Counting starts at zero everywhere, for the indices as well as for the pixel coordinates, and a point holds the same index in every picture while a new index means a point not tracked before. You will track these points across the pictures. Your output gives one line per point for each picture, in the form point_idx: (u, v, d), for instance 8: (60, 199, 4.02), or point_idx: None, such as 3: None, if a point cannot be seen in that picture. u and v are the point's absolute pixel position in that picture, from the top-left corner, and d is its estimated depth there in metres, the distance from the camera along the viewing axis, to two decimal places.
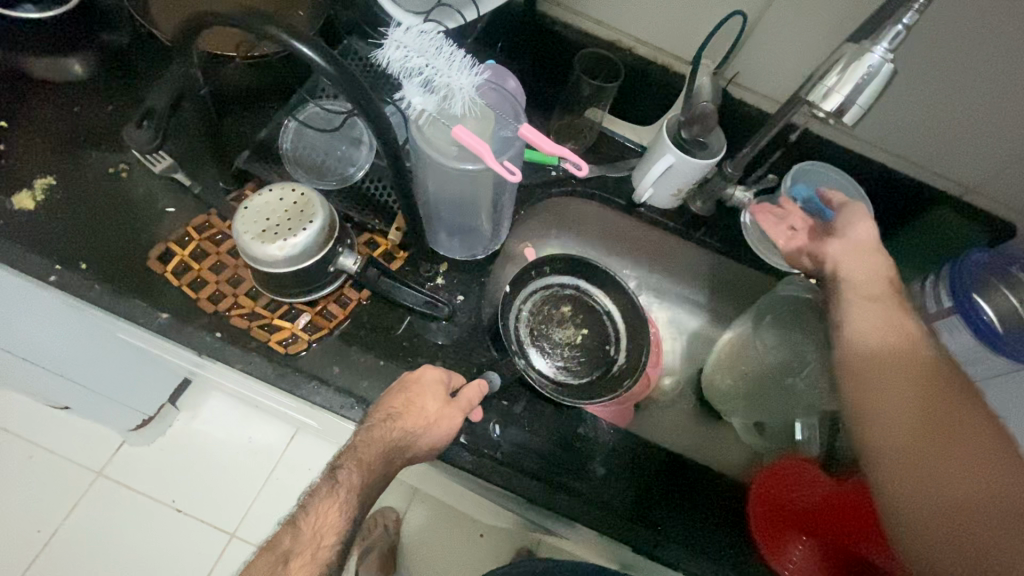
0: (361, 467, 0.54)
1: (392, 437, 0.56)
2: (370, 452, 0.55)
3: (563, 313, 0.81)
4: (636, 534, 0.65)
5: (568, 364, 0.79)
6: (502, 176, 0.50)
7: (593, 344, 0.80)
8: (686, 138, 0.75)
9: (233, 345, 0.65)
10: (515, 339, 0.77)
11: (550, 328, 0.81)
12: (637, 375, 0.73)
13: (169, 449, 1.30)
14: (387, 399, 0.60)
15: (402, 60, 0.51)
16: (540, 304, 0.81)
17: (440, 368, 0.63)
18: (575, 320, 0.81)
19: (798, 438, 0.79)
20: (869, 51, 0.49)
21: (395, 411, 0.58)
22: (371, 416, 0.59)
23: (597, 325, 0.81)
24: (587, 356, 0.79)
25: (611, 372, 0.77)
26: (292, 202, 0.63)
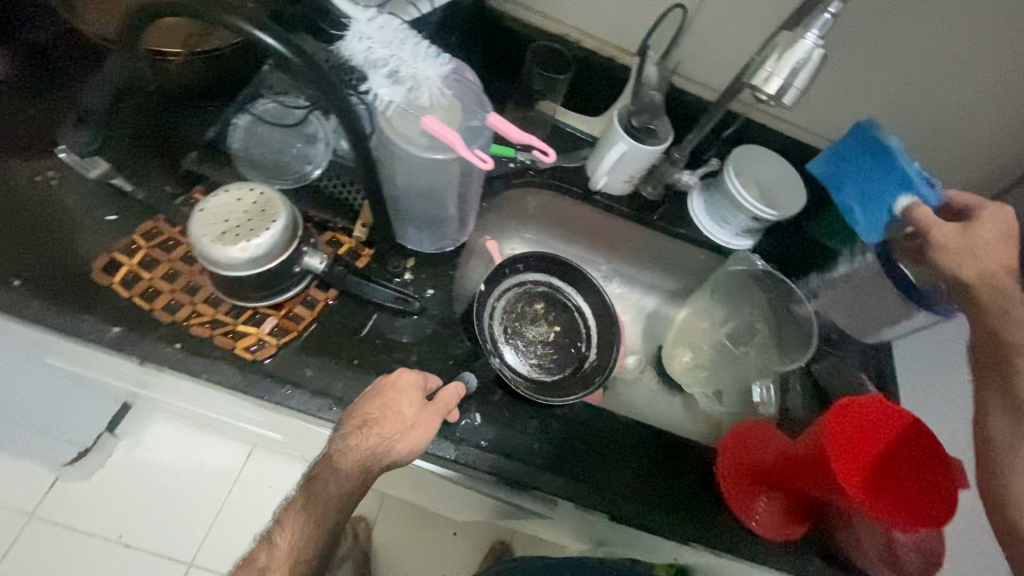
0: (336, 478, 0.56)
1: (370, 443, 0.56)
2: (348, 461, 0.56)
3: (536, 311, 0.82)
4: (618, 504, 0.69)
5: (541, 363, 0.79)
6: (474, 163, 0.51)
7: (564, 341, 0.82)
8: (637, 126, 0.79)
9: (195, 356, 0.62)
10: (490, 334, 0.77)
11: (523, 326, 0.81)
12: (608, 372, 0.76)
13: (112, 481, 1.21)
14: (360, 403, 0.59)
15: (366, 52, 0.52)
16: (514, 302, 0.81)
17: (416, 370, 0.62)
18: (548, 319, 0.82)
19: (756, 400, 0.84)
20: (802, 38, 0.54)
21: (370, 415, 0.57)
22: (346, 422, 0.58)
23: (569, 324, 0.82)
24: (560, 354, 0.81)
25: (582, 370, 0.79)
26: (251, 202, 0.61)
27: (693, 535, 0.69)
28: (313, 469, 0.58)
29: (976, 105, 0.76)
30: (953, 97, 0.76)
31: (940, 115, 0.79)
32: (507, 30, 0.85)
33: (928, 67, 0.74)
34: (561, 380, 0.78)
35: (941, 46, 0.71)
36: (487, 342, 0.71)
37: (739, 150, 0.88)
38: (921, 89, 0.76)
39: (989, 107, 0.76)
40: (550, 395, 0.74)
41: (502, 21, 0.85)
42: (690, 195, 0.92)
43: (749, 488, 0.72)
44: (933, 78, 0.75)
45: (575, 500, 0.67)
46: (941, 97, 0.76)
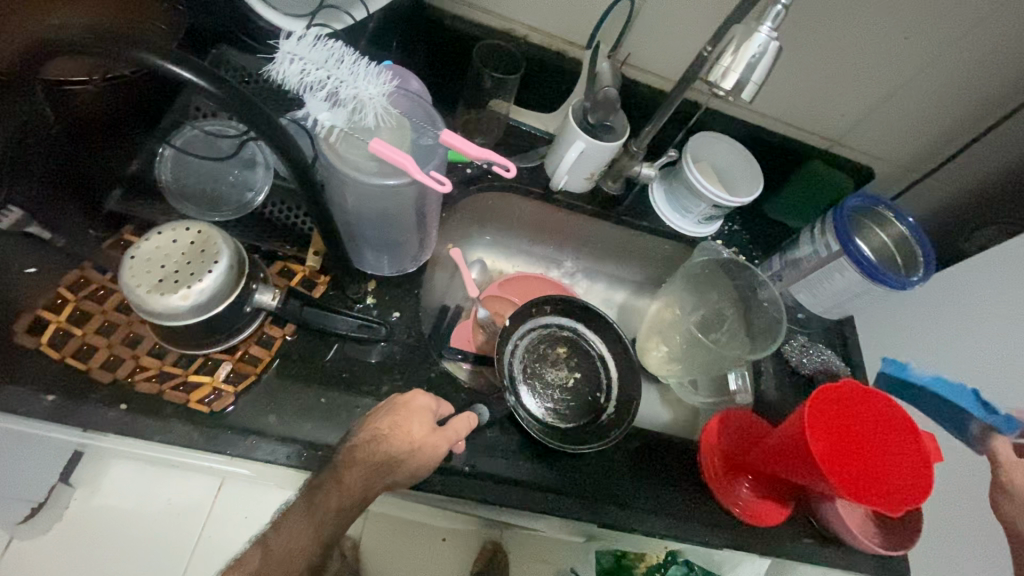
0: (342, 489, 0.54)
1: (375, 458, 0.55)
2: (351, 476, 0.54)
3: (558, 354, 0.79)
4: (610, 512, 0.68)
5: (556, 408, 0.76)
6: (432, 188, 0.48)
7: (583, 389, 0.78)
8: (593, 123, 0.77)
9: (145, 416, 0.57)
10: (510, 373, 0.73)
11: (543, 369, 0.78)
12: (625, 425, 0.71)
13: (71, 534, 1.12)
14: (371, 421, 0.58)
15: (300, 75, 0.47)
16: (537, 342, 0.79)
17: (431, 395, 0.61)
18: (569, 364, 0.79)
19: (734, 388, 0.82)
20: (757, 31, 0.52)
21: (379, 431, 0.56)
22: (354, 437, 0.57)
23: (590, 372, 0.79)
24: (577, 402, 0.77)
25: (599, 421, 0.75)
26: (188, 243, 0.55)
27: (684, 533, 0.70)
28: (316, 478, 0.55)
29: (918, 78, 0.77)
30: (897, 73, 0.77)
31: (885, 90, 0.80)
32: (449, 29, 0.81)
33: (873, 45, 0.75)
34: (574, 429, 0.74)
35: (884, 24, 0.72)
36: (505, 377, 0.69)
37: (694, 138, 0.87)
38: (867, 66, 0.77)
39: (931, 80, 0.77)
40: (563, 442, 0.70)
41: (443, 20, 0.81)
42: (653, 186, 0.91)
43: (735, 471, 0.73)
44: (878, 54, 0.75)
45: (566, 512, 0.66)
46: (885, 73, 0.78)
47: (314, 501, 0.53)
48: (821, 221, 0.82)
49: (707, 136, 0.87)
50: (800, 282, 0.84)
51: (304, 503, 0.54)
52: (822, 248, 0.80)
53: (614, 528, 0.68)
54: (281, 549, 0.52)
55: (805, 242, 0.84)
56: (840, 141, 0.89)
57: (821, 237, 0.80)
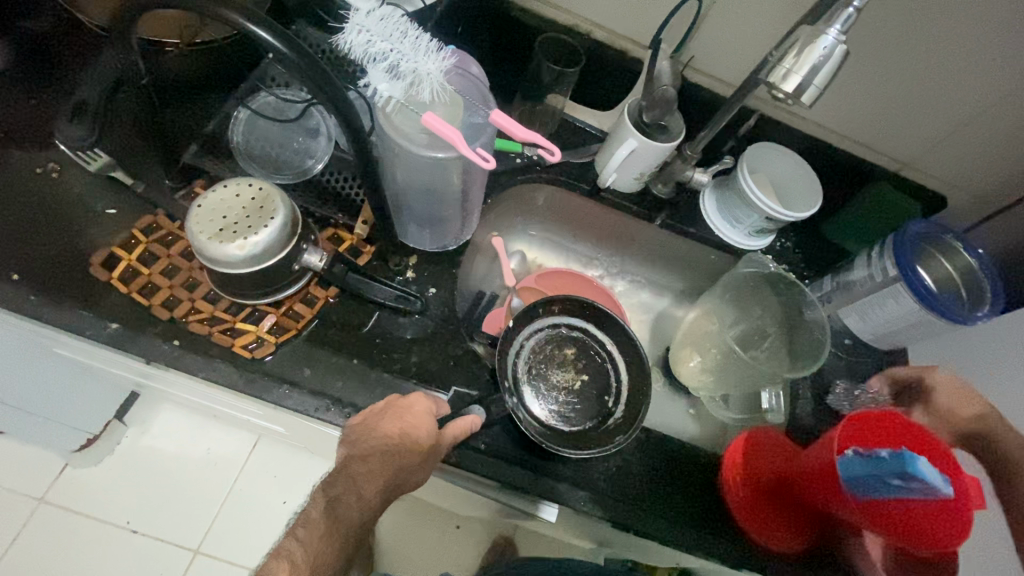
0: (362, 501, 0.55)
1: (393, 471, 0.56)
2: (370, 488, 0.55)
3: (565, 356, 0.73)
4: (621, 511, 0.68)
5: (561, 410, 0.70)
6: (477, 163, 0.50)
7: (591, 393, 0.72)
8: (648, 122, 0.77)
9: (194, 353, 0.62)
10: (510, 374, 0.68)
11: (548, 370, 0.72)
12: (631, 432, 0.67)
13: (120, 468, 1.22)
14: (377, 428, 0.57)
15: (365, 45, 0.49)
16: (543, 343, 0.72)
17: (429, 397, 0.61)
18: (577, 365, 0.73)
19: (766, 407, 0.79)
20: (823, 33, 0.51)
21: (392, 439, 0.56)
22: (364, 446, 0.57)
23: (599, 375, 0.72)
24: (584, 406, 0.71)
25: (605, 426, 0.69)
26: (249, 198, 0.59)
27: (696, 546, 0.68)
28: (333, 490, 0.55)
29: (1006, 103, 0.72)
30: (982, 95, 0.72)
31: (966, 113, 0.75)
32: (513, 21, 0.83)
33: (956, 64, 0.70)
34: (581, 434, 0.68)
35: (970, 41, 0.68)
36: (505, 379, 0.65)
37: (756, 149, 0.84)
38: (948, 85, 0.73)
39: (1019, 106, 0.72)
40: (567, 446, 0.66)
41: (509, 11, 0.82)
42: (704, 192, 0.90)
43: (751, 498, 0.70)
44: (962, 74, 0.71)
45: (578, 506, 0.67)
46: (969, 93, 0.73)
47: (338, 516, 0.53)
48: (882, 246, 0.77)
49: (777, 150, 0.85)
50: (851, 305, 0.80)
51: (329, 520, 0.53)
52: (877, 271, 0.76)
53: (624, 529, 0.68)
54: (307, 566, 0.50)
55: (860, 265, 0.80)
56: (911, 164, 0.85)
57: (879, 261, 0.76)
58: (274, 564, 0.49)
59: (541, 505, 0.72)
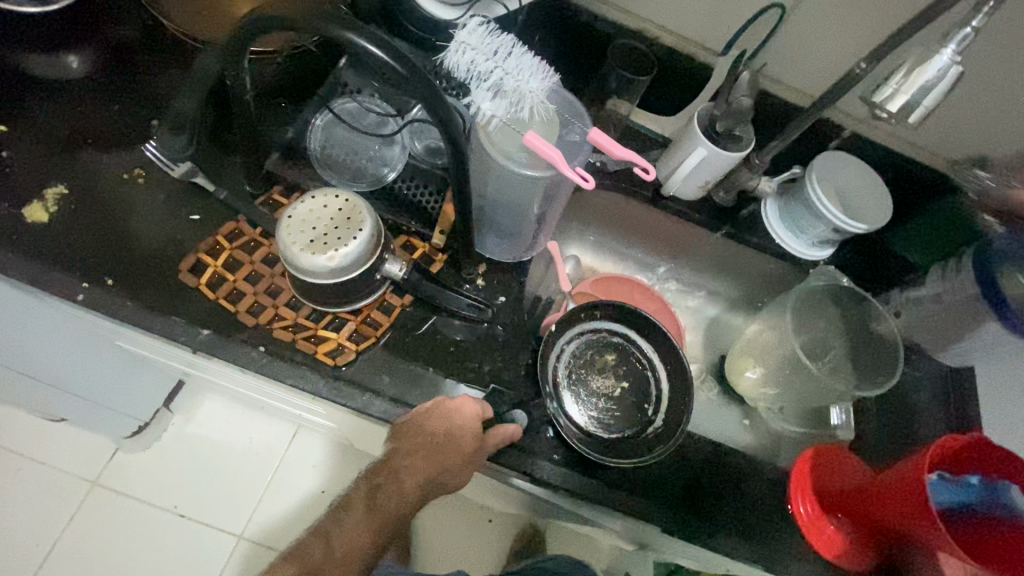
0: (401, 494, 0.55)
1: (433, 474, 0.54)
2: (408, 481, 0.55)
3: (604, 361, 0.71)
4: (689, 525, 0.68)
5: (600, 417, 0.69)
6: (577, 184, 0.50)
7: (630, 400, 0.70)
8: (721, 131, 0.76)
9: (279, 360, 0.63)
10: (550, 378, 0.68)
11: (588, 375, 0.71)
12: (671, 445, 0.64)
13: (169, 453, 1.26)
14: (423, 424, 0.54)
15: (469, 63, 0.49)
16: (583, 348, 0.71)
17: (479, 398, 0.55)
18: (617, 371, 0.71)
19: (834, 422, 0.79)
20: (938, 53, 0.49)
21: (435, 439, 0.53)
22: (407, 442, 0.54)
23: (639, 382, 0.71)
24: (623, 413, 0.69)
25: (643, 435, 0.68)
26: (337, 209, 0.60)
27: (742, 552, 0.68)
28: (376, 480, 0.56)
29: None
30: None
31: None
32: (584, 26, 0.82)
33: None
34: (619, 441, 0.67)
35: None
36: (546, 384, 0.65)
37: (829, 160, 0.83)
38: None
39: None
40: (607, 454, 0.65)
41: (581, 16, 0.82)
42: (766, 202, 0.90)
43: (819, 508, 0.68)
44: None
45: (613, 504, 0.66)
46: None
47: (377, 507, 0.55)
48: (963, 263, 0.78)
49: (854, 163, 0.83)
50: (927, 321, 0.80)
51: (367, 509, 0.55)
52: (959, 289, 0.77)
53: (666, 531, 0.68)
54: None
55: (940, 283, 0.80)
56: None
57: (959, 277, 0.77)
58: (314, 543, 0.55)
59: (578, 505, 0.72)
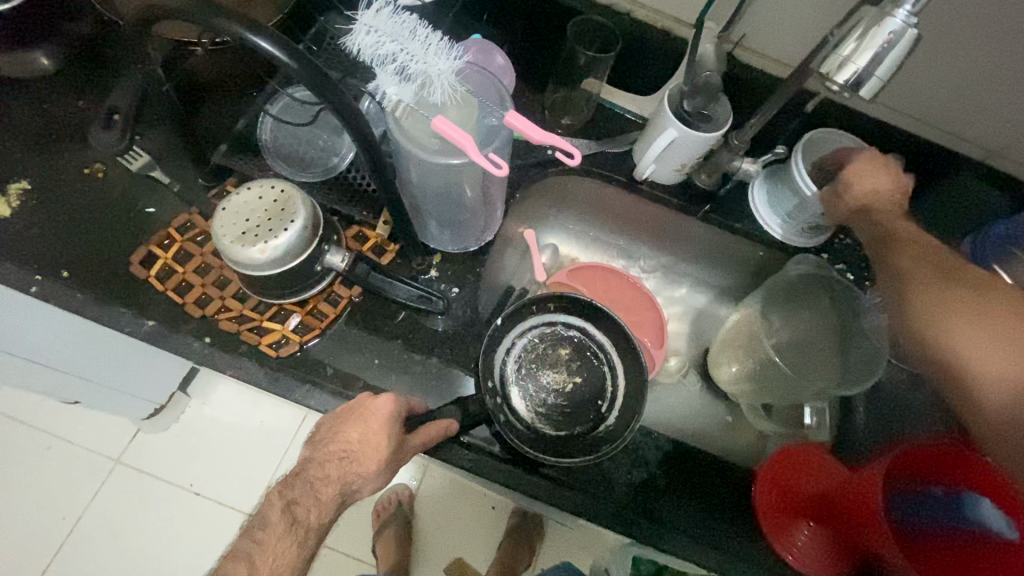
0: (321, 505, 0.47)
1: (347, 480, 0.49)
2: (329, 491, 0.48)
3: (558, 356, 0.69)
4: (643, 526, 0.65)
5: (549, 414, 0.67)
6: (488, 171, 0.47)
7: (583, 397, 0.68)
8: (690, 111, 0.70)
9: (223, 351, 0.64)
10: (498, 374, 0.66)
11: (539, 370, 0.69)
12: (619, 443, 0.63)
13: (186, 435, 1.20)
14: (338, 431, 0.52)
15: (374, 46, 0.47)
16: (535, 342, 0.69)
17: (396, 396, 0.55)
18: (570, 367, 0.69)
19: (809, 423, 0.78)
20: (891, 15, 0.45)
21: (351, 447, 0.50)
22: (322, 450, 0.51)
23: (593, 377, 0.68)
24: (574, 411, 0.68)
25: (594, 433, 0.66)
26: (272, 200, 0.60)
27: (697, 555, 0.65)
28: (291, 492, 0.47)
29: None
30: None
31: None
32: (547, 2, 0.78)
33: None
34: (566, 438, 0.66)
35: None
36: (490, 379, 0.65)
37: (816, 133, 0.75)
38: None
39: None
40: (550, 452, 0.63)
41: None
42: (753, 183, 0.81)
43: (794, 510, 0.68)
44: None
45: (555, 502, 0.64)
46: None
47: (295, 520, 0.46)
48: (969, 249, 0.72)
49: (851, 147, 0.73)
50: None
51: (285, 522, 0.46)
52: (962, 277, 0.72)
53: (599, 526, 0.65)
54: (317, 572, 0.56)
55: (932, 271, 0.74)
56: (1001, 152, 0.73)
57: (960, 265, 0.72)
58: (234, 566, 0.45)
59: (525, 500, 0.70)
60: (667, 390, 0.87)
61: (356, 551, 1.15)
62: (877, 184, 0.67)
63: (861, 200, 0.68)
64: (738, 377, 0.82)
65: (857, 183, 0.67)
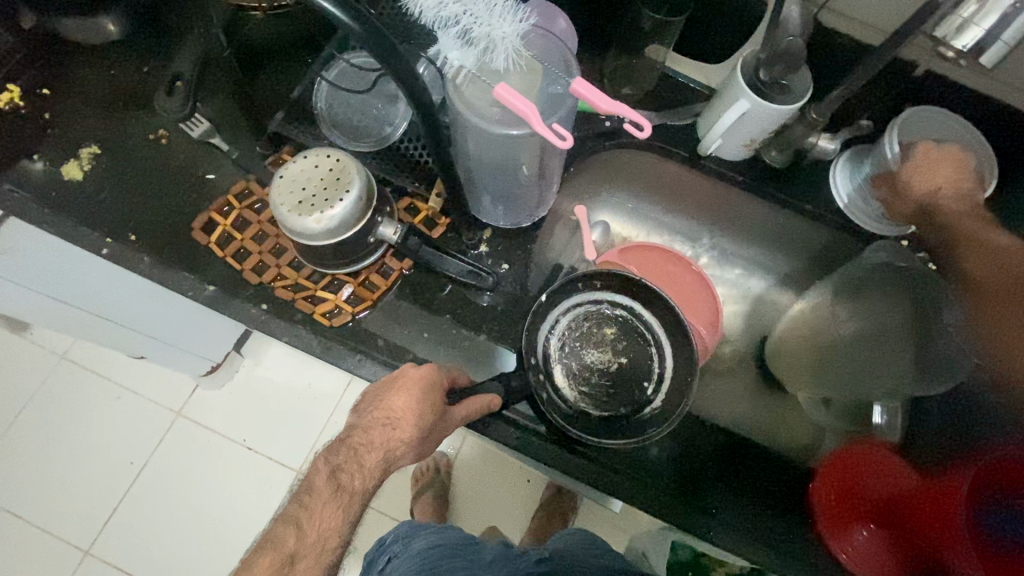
0: (364, 471, 0.47)
1: (390, 446, 0.49)
2: (371, 458, 0.48)
3: (603, 336, 0.67)
4: (689, 515, 0.63)
5: (591, 394, 0.66)
6: (551, 142, 0.45)
7: (629, 377, 0.66)
8: (766, 81, 0.64)
9: (279, 318, 0.65)
10: (541, 351, 0.65)
11: (583, 349, 0.67)
12: (666, 427, 0.60)
13: (240, 394, 1.25)
14: (382, 400, 0.52)
15: (437, 8, 0.49)
16: (580, 320, 0.67)
17: (439, 370, 0.55)
18: (616, 346, 0.67)
19: (877, 421, 0.69)
20: None
21: (394, 415, 0.50)
22: (367, 417, 0.51)
23: (640, 358, 0.66)
24: (618, 391, 0.66)
25: (638, 415, 0.64)
26: (327, 169, 0.59)
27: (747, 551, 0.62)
28: (336, 458, 0.47)
29: None
30: None
31: None
32: None
33: None
34: (609, 420, 0.64)
35: None
36: (534, 357, 0.64)
37: (920, 112, 0.66)
38: None
39: None
40: (593, 432, 0.62)
41: None
42: (836, 162, 0.74)
43: (850, 513, 0.66)
44: None
45: (599, 484, 0.63)
46: None
47: (340, 485, 0.46)
48: None
49: (989, 150, 0.65)
50: None
51: (331, 487, 0.45)
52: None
53: (645, 513, 0.63)
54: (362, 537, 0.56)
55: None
56: None
57: None
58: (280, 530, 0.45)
59: (568, 481, 0.69)
60: (713, 380, 0.82)
61: (395, 511, 1.18)
62: (937, 178, 0.64)
63: (920, 201, 0.66)
64: (792, 365, 0.78)
65: (931, 172, 0.64)
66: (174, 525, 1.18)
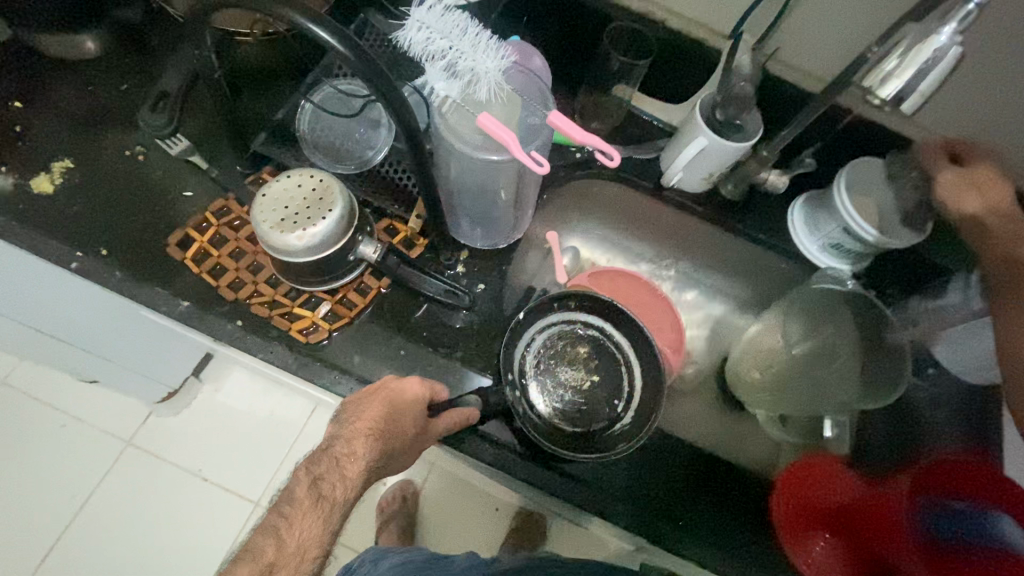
0: (345, 482, 0.48)
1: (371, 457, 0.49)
2: (352, 469, 0.48)
3: (576, 354, 0.70)
4: (658, 527, 0.66)
5: (564, 410, 0.68)
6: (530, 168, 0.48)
7: (600, 394, 0.69)
8: (722, 120, 0.70)
9: (255, 334, 0.65)
10: (516, 368, 0.67)
11: (557, 367, 0.69)
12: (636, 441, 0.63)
13: (199, 420, 1.21)
14: (362, 412, 0.52)
15: (425, 43, 0.50)
16: (554, 339, 0.70)
17: (421, 384, 0.57)
18: (588, 364, 0.70)
19: (827, 435, 0.74)
20: (937, 33, 0.53)
21: (375, 428, 0.51)
22: (347, 429, 0.51)
23: (611, 375, 0.69)
24: (590, 408, 0.68)
25: (609, 430, 0.67)
26: (310, 189, 0.61)
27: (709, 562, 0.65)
28: (316, 468, 0.48)
29: None
30: None
31: None
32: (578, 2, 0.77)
33: None
34: (582, 436, 0.66)
35: None
36: (510, 373, 0.66)
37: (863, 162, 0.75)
38: None
39: None
40: (567, 448, 0.64)
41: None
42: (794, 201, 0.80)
43: (810, 521, 0.69)
44: None
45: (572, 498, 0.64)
46: None
47: (321, 495, 0.46)
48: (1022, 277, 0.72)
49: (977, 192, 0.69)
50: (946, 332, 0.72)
51: (312, 497, 0.46)
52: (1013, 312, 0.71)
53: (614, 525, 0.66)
54: None
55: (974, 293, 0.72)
56: None
57: None
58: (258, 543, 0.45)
59: (541, 497, 0.70)
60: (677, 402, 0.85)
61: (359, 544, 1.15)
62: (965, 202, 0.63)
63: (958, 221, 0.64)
64: (752, 387, 0.81)
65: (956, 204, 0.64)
66: (117, 563, 1.11)
